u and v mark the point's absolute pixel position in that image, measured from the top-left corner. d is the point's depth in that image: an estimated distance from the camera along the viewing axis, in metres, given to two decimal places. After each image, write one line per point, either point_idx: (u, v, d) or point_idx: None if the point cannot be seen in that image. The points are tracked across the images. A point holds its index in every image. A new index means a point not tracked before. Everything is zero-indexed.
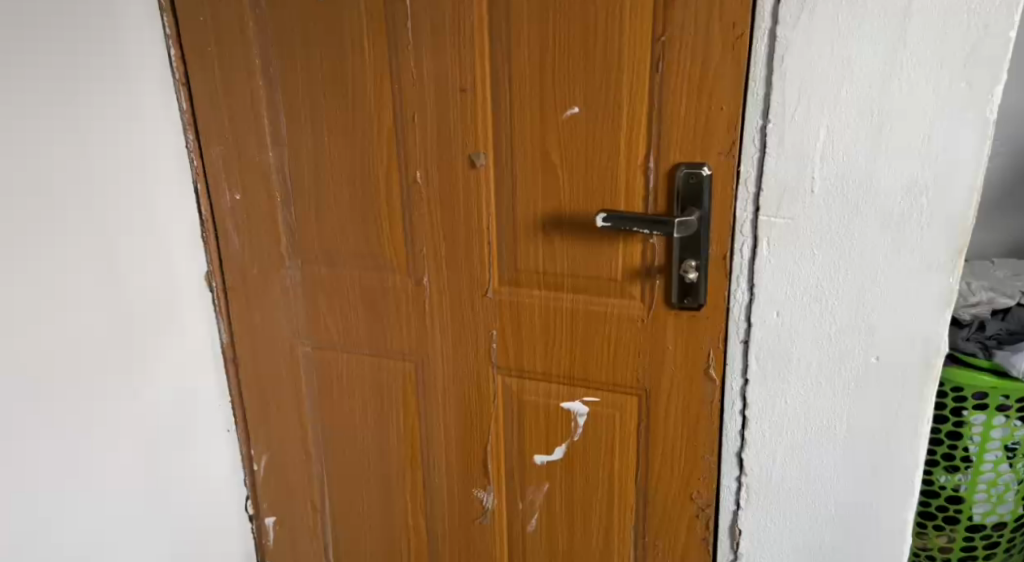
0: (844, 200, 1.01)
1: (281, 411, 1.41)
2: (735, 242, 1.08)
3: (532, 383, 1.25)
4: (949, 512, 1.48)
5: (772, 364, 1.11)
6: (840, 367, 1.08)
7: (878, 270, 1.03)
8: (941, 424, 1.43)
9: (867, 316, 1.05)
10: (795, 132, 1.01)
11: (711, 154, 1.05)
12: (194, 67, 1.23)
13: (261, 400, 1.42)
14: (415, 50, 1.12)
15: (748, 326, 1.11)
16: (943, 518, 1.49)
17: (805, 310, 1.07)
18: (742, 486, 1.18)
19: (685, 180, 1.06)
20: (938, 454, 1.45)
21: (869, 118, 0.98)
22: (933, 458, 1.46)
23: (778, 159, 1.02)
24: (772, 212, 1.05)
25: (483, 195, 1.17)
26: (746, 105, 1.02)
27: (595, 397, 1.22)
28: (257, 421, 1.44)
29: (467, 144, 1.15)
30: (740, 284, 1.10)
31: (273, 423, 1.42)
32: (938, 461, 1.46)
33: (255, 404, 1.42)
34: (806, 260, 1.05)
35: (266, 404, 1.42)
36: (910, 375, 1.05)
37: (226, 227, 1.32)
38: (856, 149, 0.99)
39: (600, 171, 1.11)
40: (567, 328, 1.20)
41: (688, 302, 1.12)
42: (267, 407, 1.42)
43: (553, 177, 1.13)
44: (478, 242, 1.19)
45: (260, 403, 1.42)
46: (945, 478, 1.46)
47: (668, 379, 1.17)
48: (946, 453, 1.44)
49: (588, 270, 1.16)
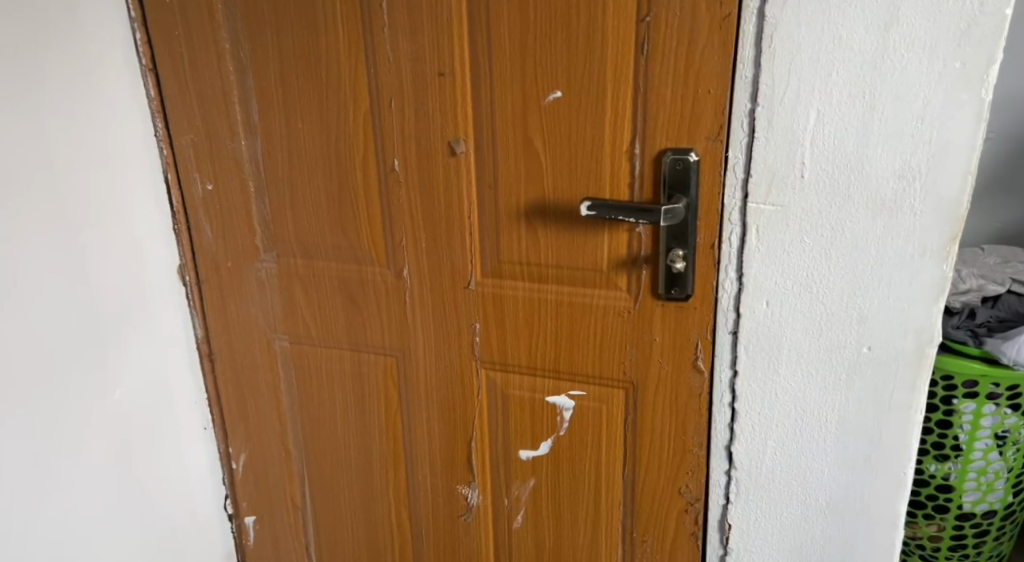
0: (835, 185, 0.98)
1: (259, 408, 1.37)
2: (724, 230, 1.05)
3: (516, 377, 1.22)
4: (939, 500, 1.46)
5: (761, 355, 1.08)
6: (831, 357, 1.06)
7: (871, 257, 1.00)
8: (931, 412, 1.41)
9: (858, 305, 1.02)
10: (785, 115, 0.97)
11: (698, 138, 1.02)
12: (161, 52, 1.19)
13: (238, 397, 1.38)
14: (390, 33, 1.08)
15: (737, 317, 1.08)
16: (933, 506, 1.47)
17: (795, 299, 1.05)
18: (731, 480, 1.16)
19: (671, 167, 1.03)
20: (928, 443, 1.43)
21: (860, 100, 0.95)
22: (922, 448, 1.44)
23: (767, 143, 0.99)
24: (761, 198, 1.01)
25: (463, 183, 1.13)
26: (734, 87, 0.99)
27: (582, 390, 1.19)
28: (235, 418, 1.39)
29: (446, 130, 1.11)
30: (728, 273, 1.06)
31: (252, 419, 1.38)
32: (928, 450, 1.44)
33: (232, 401, 1.38)
34: (796, 248, 1.02)
35: (244, 401, 1.38)
36: (904, 365, 1.03)
37: (199, 218, 1.27)
38: (848, 133, 0.96)
39: (584, 158, 1.07)
40: (552, 320, 1.16)
41: (676, 292, 1.09)
42: (245, 403, 1.38)
43: (536, 164, 1.09)
44: (459, 232, 1.16)
45: (238, 399, 1.38)
46: (935, 467, 1.44)
47: (655, 372, 1.14)
48: (936, 441, 1.42)
49: (572, 260, 1.13)
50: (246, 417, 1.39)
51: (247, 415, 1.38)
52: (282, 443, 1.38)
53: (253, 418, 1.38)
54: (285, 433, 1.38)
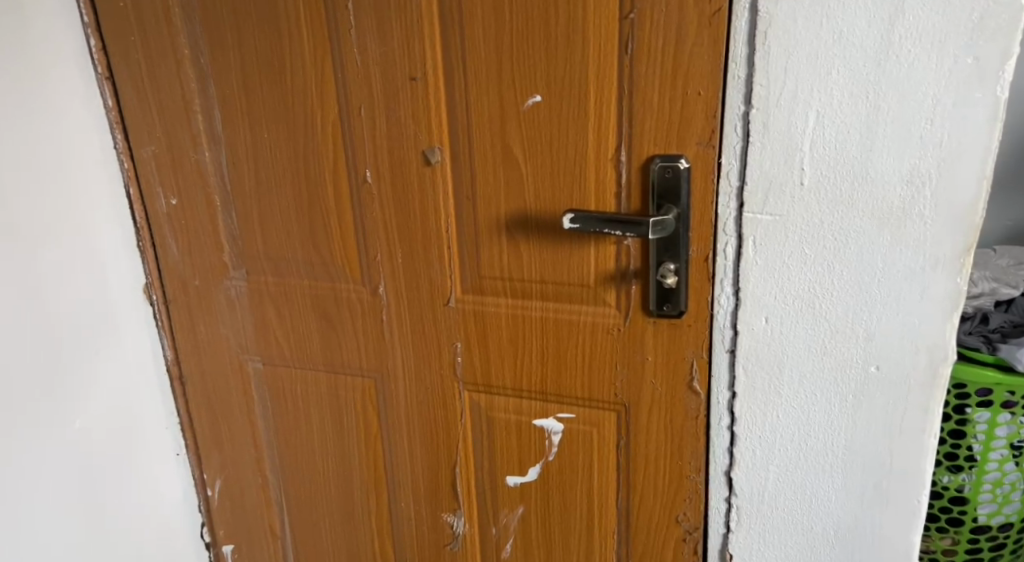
0: (837, 193, 0.91)
1: (234, 432, 1.30)
2: (718, 242, 0.97)
3: (502, 399, 1.14)
4: (953, 513, 1.32)
5: (761, 375, 1.01)
6: (837, 378, 0.98)
7: (877, 271, 0.92)
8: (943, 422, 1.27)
9: (865, 322, 0.95)
10: (782, 118, 0.90)
11: (689, 144, 0.94)
12: (118, 60, 1.12)
13: (211, 421, 1.31)
14: (358, 35, 1.01)
15: (734, 335, 1.01)
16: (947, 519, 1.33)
17: (797, 316, 0.97)
18: (731, 507, 1.08)
19: (660, 175, 0.96)
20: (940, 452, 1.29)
21: (864, 100, 0.87)
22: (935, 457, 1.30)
23: (763, 148, 0.92)
24: (758, 208, 0.94)
25: (440, 194, 1.06)
26: (727, 88, 0.91)
27: (571, 413, 1.12)
28: (209, 443, 1.32)
29: (420, 139, 1.04)
30: (724, 288, 0.99)
31: (229, 442, 1.31)
32: (941, 461, 1.30)
33: (205, 426, 1.31)
34: (797, 261, 0.95)
35: (219, 426, 1.31)
36: (915, 385, 0.96)
37: (164, 234, 1.20)
38: (850, 136, 0.89)
39: (567, 166, 1.00)
40: (537, 340, 1.09)
41: (668, 309, 1.01)
42: (219, 428, 1.31)
43: (516, 174, 1.02)
44: (437, 247, 1.08)
45: (212, 423, 1.31)
46: (948, 478, 1.30)
47: (648, 394, 1.07)
48: (949, 451, 1.29)
49: (558, 276, 1.05)
50: (222, 441, 1.31)
51: (223, 439, 1.31)
52: (259, 470, 1.31)
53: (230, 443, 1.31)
54: (261, 456, 1.31)
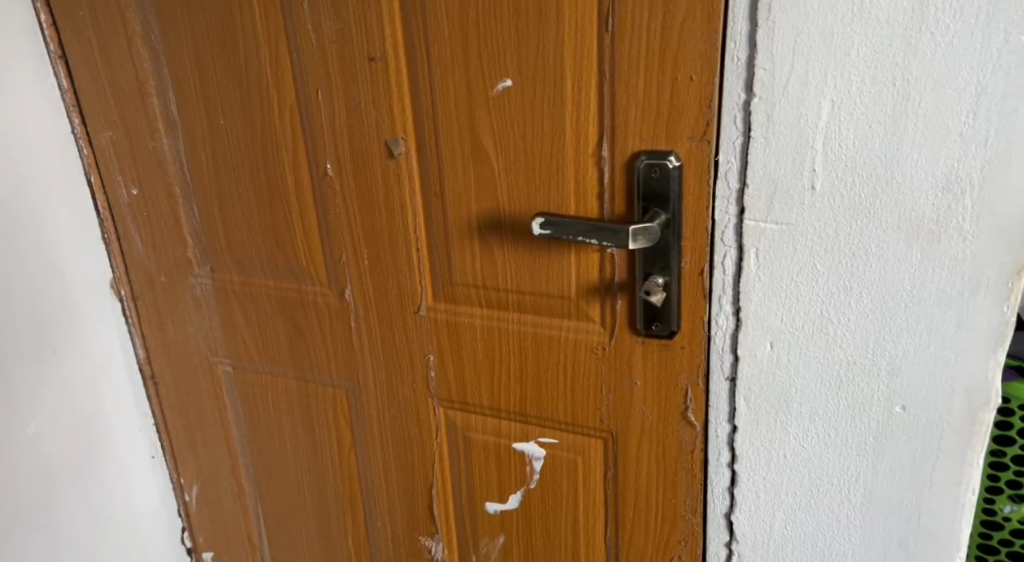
0: (856, 199, 0.76)
1: (207, 433, 1.21)
2: (716, 253, 0.83)
3: (479, 419, 1.02)
4: (1015, 548, 0.97)
5: (766, 408, 0.87)
6: (854, 417, 0.83)
7: (904, 294, 0.77)
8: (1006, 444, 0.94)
9: (888, 354, 0.79)
10: (789, 108, 0.75)
11: (680, 137, 0.80)
12: (71, 39, 1.04)
13: (183, 422, 1.23)
14: (312, 9, 0.90)
15: (734, 360, 0.86)
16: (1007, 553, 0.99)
17: (807, 343, 0.82)
18: (732, 554, 0.94)
19: (646, 174, 0.82)
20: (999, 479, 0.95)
21: (890, 88, 0.71)
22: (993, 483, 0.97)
23: (767, 145, 0.77)
24: (760, 215, 0.80)
25: (406, 190, 0.94)
26: (725, 73, 0.77)
27: (553, 438, 0.99)
28: (183, 444, 1.25)
29: (382, 127, 0.92)
30: (722, 306, 0.85)
31: (203, 443, 1.23)
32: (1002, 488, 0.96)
33: (178, 426, 1.24)
34: (807, 278, 0.80)
35: (191, 427, 1.22)
36: (950, 432, 0.79)
37: (127, 226, 1.13)
38: (872, 132, 0.73)
39: (542, 161, 0.86)
40: (515, 357, 0.96)
41: (657, 328, 0.88)
42: (191, 430, 1.23)
43: (486, 169, 0.89)
44: (404, 249, 0.97)
45: (185, 424, 1.23)
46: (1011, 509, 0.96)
47: (637, 422, 0.93)
48: (1013, 478, 0.95)
49: (536, 286, 0.92)
50: (196, 441, 1.23)
51: (198, 441, 1.23)
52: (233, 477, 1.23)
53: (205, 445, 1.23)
54: (236, 462, 1.22)
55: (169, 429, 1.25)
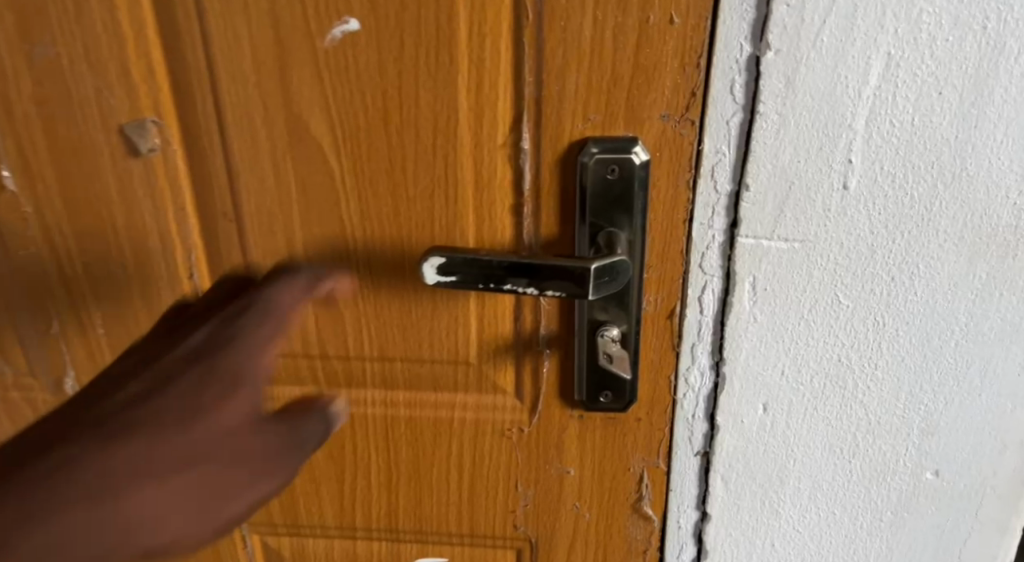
0: (906, 202, 0.52)
1: (210, 423, 0.46)
2: (690, 285, 0.56)
3: (319, 543, 0.68)
4: None
5: (751, 489, 0.62)
6: (870, 488, 0.62)
7: (956, 329, 0.55)
8: None
9: (923, 406, 0.58)
10: (823, 68, 0.48)
11: (647, 117, 0.51)
12: None
13: (128, 445, 0.44)
14: None
15: (709, 429, 0.61)
16: None
17: (814, 401, 0.59)
18: None
19: (596, 177, 0.52)
20: None
21: (976, 34, 0.47)
22: None
23: (782, 125, 0.50)
24: (763, 230, 0.53)
25: (169, 212, 0.55)
26: (719, 13, 0.48)
27: (439, 557, 0.68)
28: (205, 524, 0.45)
29: (114, 106, 0.52)
30: (697, 359, 0.59)
31: (168, 541, 0.44)
32: None
33: (67, 487, 0.42)
34: (823, 314, 0.56)
35: (184, 415, 0.46)
36: (991, 496, 0.61)
37: None
38: (942, 102, 0.49)
39: (418, 157, 0.52)
40: (379, 455, 0.63)
41: (607, 400, 0.59)
42: (170, 415, 0.46)
43: (319, 175, 0.53)
44: (173, 308, 0.58)
45: (207, 342, 0.50)
46: None
47: (568, 523, 0.65)
48: None
49: (412, 351, 0.59)
50: (169, 535, 0.44)
51: (231, 495, 0.46)
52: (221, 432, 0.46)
53: (188, 513, 0.44)
54: (326, 401, 0.52)
55: (63, 523, 0.42)
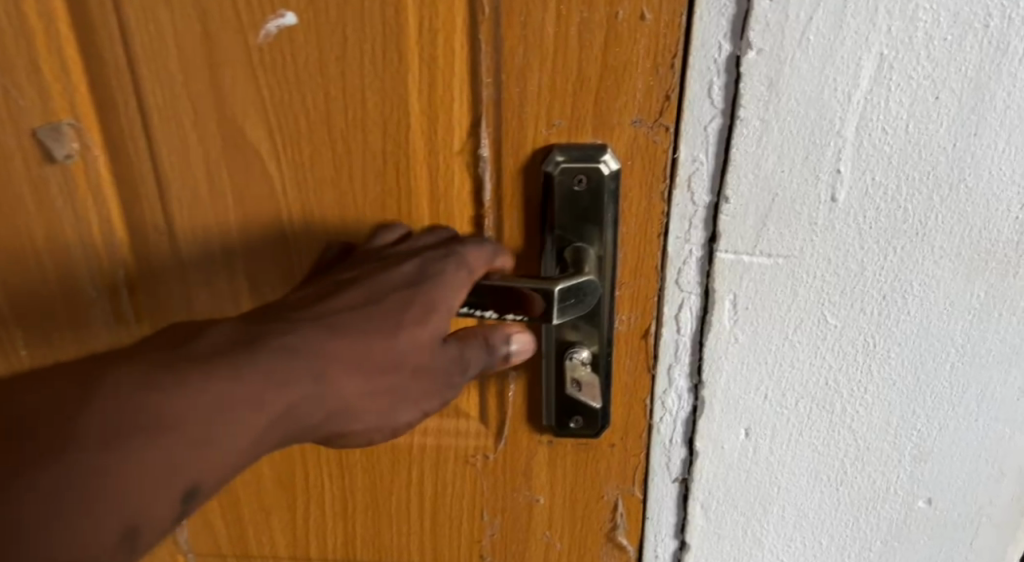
0: (899, 215, 0.47)
1: (405, 340, 0.41)
2: (666, 303, 0.52)
3: None
4: None
5: (732, 518, 0.58)
6: (858, 517, 0.58)
7: (951, 351, 0.51)
8: None
9: (915, 432, 0.54)
10: (809, 69, 0.44)
11: (617, 122, 0.47)
12: None
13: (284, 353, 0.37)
14: None
15: (688, 455, 0.57)
16: None
17: (799, 426, 0.55)
18: None
19: (562, 187, 0.47)
20: None
21: (977, 32, 0.43)
22: None
23: (765, 132, 0.46)
24: (744, 245, 0.49)
25: (90, 222, 0.51)
26: (695, 8, 0.44)
27: None
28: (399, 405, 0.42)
29: (25, 109, 0.47)
30: (674, 381, 0.54)
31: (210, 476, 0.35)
32: None
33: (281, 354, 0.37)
34: (809, 335, 0.51)
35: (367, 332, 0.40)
36: (987, 525, 0.57)
37: None
38: (939, 108, 0.45)
39: (367, 165, 0.48)
40: (333, 482, 0.59)
41: (577, 426, 0.55)
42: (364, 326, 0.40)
43: (259, 183, 0.49)
44: (102, 323, 0.54)
45: (413, 277, 0.43)
46: None
47: (538, 553, 0.61)
48: None
49: None
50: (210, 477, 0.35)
51: (397, 398, 0.41)
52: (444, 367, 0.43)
53: (377, 406, 0.41)
54: (502, 326, 0.46)
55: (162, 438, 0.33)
